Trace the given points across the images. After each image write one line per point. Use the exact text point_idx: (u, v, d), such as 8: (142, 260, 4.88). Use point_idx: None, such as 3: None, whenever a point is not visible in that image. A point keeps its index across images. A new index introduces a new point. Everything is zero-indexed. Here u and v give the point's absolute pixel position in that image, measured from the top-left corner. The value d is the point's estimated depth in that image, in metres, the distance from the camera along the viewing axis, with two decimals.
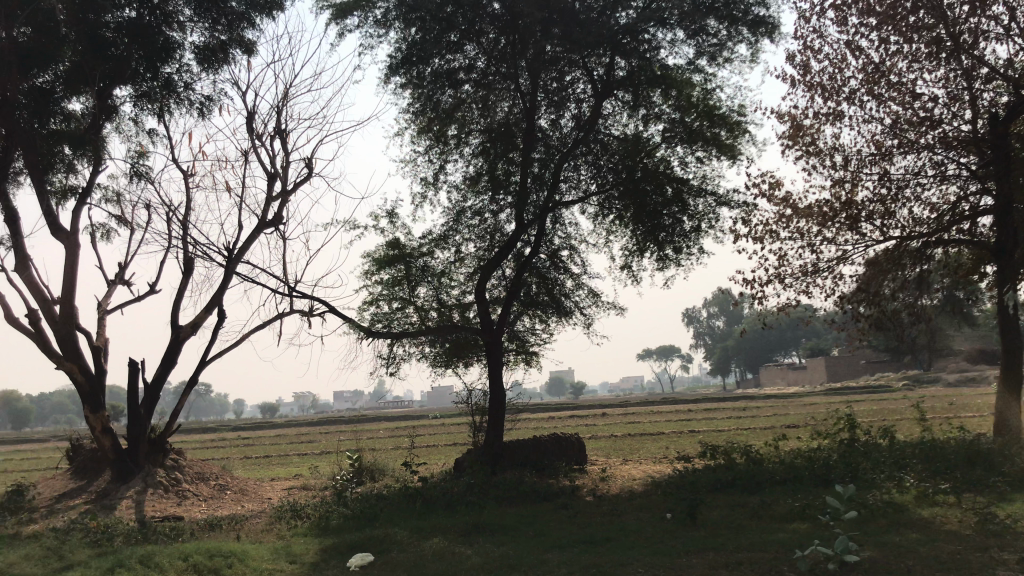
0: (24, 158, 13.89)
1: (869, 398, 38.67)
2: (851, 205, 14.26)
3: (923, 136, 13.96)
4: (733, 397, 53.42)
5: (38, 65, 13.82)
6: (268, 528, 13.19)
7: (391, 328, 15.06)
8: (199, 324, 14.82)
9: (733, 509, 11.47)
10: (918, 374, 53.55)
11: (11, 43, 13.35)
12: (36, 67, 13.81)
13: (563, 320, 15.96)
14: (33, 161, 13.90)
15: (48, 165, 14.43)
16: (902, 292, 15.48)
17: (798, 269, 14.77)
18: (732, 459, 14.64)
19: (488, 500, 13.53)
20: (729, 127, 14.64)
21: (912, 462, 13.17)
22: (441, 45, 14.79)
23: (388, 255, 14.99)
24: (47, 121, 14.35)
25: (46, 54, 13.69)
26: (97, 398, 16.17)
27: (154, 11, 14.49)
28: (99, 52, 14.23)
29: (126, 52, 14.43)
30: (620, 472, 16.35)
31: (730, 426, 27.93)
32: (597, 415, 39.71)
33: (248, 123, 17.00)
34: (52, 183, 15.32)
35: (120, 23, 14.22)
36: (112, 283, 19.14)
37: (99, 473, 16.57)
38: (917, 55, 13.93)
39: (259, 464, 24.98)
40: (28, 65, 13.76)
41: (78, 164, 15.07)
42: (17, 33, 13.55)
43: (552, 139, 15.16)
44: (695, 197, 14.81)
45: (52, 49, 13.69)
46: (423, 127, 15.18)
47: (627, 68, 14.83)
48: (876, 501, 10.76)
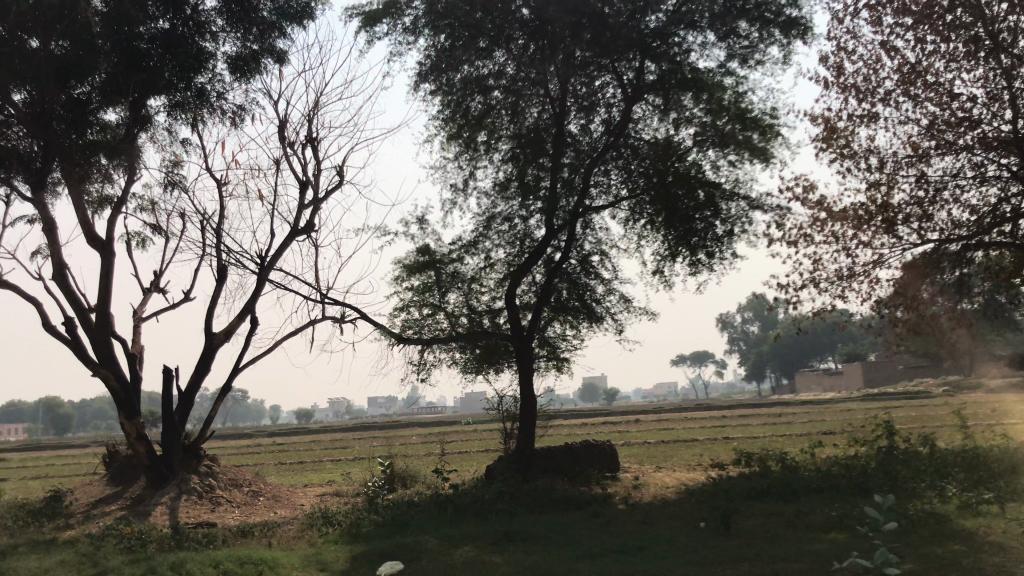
0: (61, 169, 14.01)
1: (908, 404, 37.93)
2: (887, 208, 13.98)
3: (962, 137, 13.64)
4: (769, 403, 52.77)
5: (76, 77, 13.95)
6: (300, 535, 13.21)
7: (422, 335, 15.04)
8: (232, 331, 14.91)
9: (769, 518, 11.26)
10: (958, 380, 52.48)
11: (48, 56, 13.49)
12: (72, 79, 13.95)
13: (594, 326, 15.81)
14: (69, 171, 14.00)
15: (85, 175, 14.55)
16: (942, 296, 15.13)
17: (834, 273, 14.52)
18: (767, 467, 14.39)
19: (519, 508, 13.43)
20: (761, 131, 14.44)
21: (953, 471, 12.84)
22: (470, 51, 14.77)
23: (418, 261, 14.99)
24: (84, 132, 14.46)
25: (83, 67, 13.83)
26: (132, 404, 16.32)
27: (187, 22, 14.62)
28: (134, 63, 14.46)
29: (160, 62, 14.65)
30: (653, 480, 16.15)
31: (766, 433, 27.56)
32: (629, 422, 39.43)
33: (279, 132, 17.09)
34: (89, 194, 15.51)
35: (154, 33, 14.47)
36: (146, 291, 19.35)
37: (134, 479, 16.73)
38: (955, 55, 13.63)
39: (293, 471, 25.13)
40: (65, 77, 13.90)
41: (114, 174, 15.15)
42: (54, 46, 13.65)
43: (582, 144, 15.06)
44: (727, 201, 14.61)
45: (88, 61, 13.80)
46: (452, 133, 15.16)
47: (657, 72, 14.71)
48: (916, 511, 10.50)
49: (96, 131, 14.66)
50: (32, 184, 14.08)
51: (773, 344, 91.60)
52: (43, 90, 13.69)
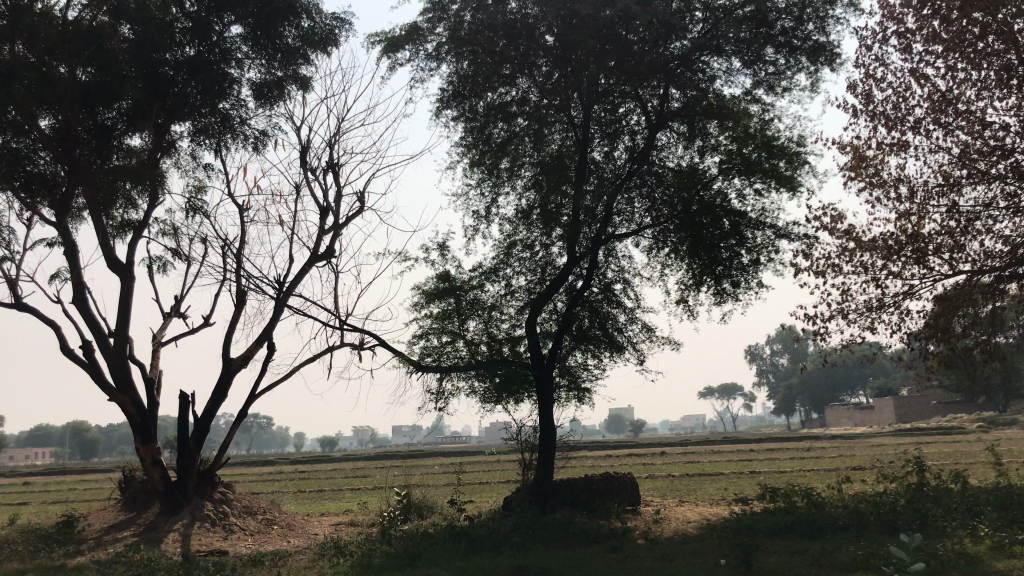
0: (84, 195, 13.87)
1: (941, 441, 37.00)
2: (918, 238, 13.56)
3: (995, 166, 13.25)
4: (797, 436, 51.81)
5: (103, 103, 14.05)
6: (310, 565, 12.92)
7: (440, 363, 14.76)
8: (249, 356, 14.76)
9: (792, 556, 10.81)
10: (993, 416, 51.19)
11: (73, 82, 13.56)
12: (99, 105, 14.03)
13: (616, 356, 15.44)
14: (92, 198, 13.89)
15: (109, 200, 14.53)
16: (974, 329, 14.62)
17: (862, 304, 14.09)
18: (792, 502, 13.89)
19: (534, 541, 13.04)
20: (788, 159, 14.09)
21: (987, 510, 12.29)
22: (494, 78, 14.68)
23: (438, 288, 14.79)
24: (109, 157, 14.48)
25: (109, 92, 13.88)
26: (148, 429, 16.19)
27: (215, 49, 14.79)
28: (160, 90, 14.34)
29: (186, 88, 14.54)
30: (674, 514, 15.67)
31: (793, 467, 26.92)
32: (654, 454, 38.83)
33: (302, 157, 17.13)
34: (111, 218, 15.51)
35: (179, 60, 14.41)
36: (167, 316, 19.35)
37: (149, 505, 16.54)
38: (987, 83, 13.28)
39: (312, 499, 24.89)
40: (92, 103, 13.99)
41: (137, 198, 15.20)
42: (80, 72, 13.77)
43: (605, 171, 14.69)
44: (753, 230, 14.26)
45: (115, 86, 13.85)
46: (474, 159, 15.00)
47: (682, 100, 14.51)
48: (946, 551, 10.02)
49: (121, 156, 14.75)
50: (57, 209, 14.14)
51: (801, 377, 90.23)
52: (68, 116, 13.59)
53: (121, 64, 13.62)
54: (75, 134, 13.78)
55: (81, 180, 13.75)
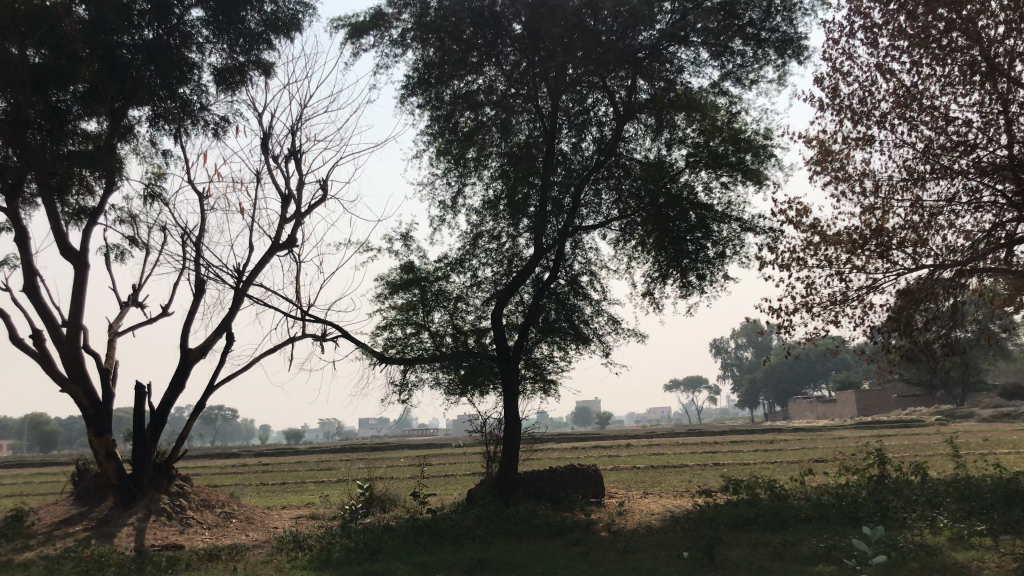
0: (37, 181, 13.43)
1: (901, 433, 37.54)
2: (882, 232, 13.59)
3: (958, 161, 13.31)
4: (761, 429, 52.25)
5: (57, 85, 13.52)
6: (268, 559, 12.65)
7: (404, 355, 14.51)
8: (207, 347, 14.38)
9: (754, 548, 10.78)
10: (951, 409, 52.06)
11: (25, 63, 12.99)
12: (52, 88, 13.47)
13: (582, 348, 15.29)
14: (45, 184, 13.45)
15: (63, 186, 14.05)
16: (936, 323, 14.69)
17: (826, 298, 14.09)
18: (755, 494, 13.88)
19: (497, 534, 12.88)
20: (754, 152, 14.02)
21: (946, 501, 12.36)
22: (461, 67, 14.43)
23: (403, 278, 14.53)
24: (64, 142, 13.94)
25: (62, 74, 13.33)
26: (103, 421, 15.76)
27: (175, 32, 14.38)
28: (116, 73, 13.91)
29: (145, 72, 14.14)
30: (638, 507, 15.61)
31: (756, 460, 27.06)
32: (620, 446, 38.92)
33: (263, 144, 16.75)
34: (65, 204, 15.02)
35: (138, 44, 13.95)
36: (124, 305, 18.86)
37: (103, 499, 16.12)
38: (951, 79, 13.33)
39: (273, 492, 24.52)
40: (46, 85, 13.45)
41: (95, 184, 14.74)
42: (33, 54, 13.17)
43: (573, 163, 14.62)
44: (719, 223, 14.19)
45: (68, 69, 13.29)
46: (440, 148, 14.75)
47: (650, 91, 14.34)
48: (907, 543, 10.02)
49: (78, 141, 14.11)
50: (9, 195, 13.62)
51: (765, 371, 91.17)
52: (20, 99, 13.06)
53: (75, 45, 13.15)
54: (28, 118, 13.26)
55: (33, 165, 13.28)
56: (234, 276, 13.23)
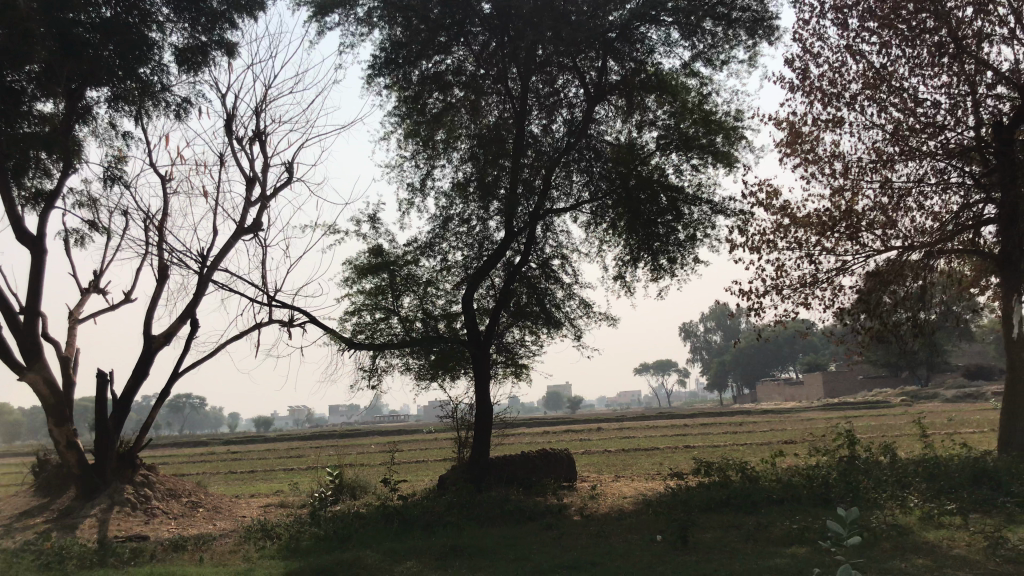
0: None
1: (868, 414, 38.00)
2: (852, 214, 13.55)
3: (926, 143, 13.30)
4: (731, 411, 52.65)
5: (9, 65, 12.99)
6: (235, 549, 12.39)
7: (374, 340, 14.25)
8: (171, 333, 14.00)
9: (727, 531, 10.70)
10: (916, 389, 52.89)
11: None
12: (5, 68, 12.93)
13: (553, 332, 15.14)
14: None
15: (18, 170, 13.55)
16: (904, 304, 14.72)
17: (796, 280, 14.05)
18: (727, 476, 13.85)
19: (468, 520, 12.71)
20: (725, 134, 13.91)
21: (916, 481, 12.41)
22: (429, 47, 14.10)
23: (371, 262, 14.25)
24: (18, 124, 13.42)
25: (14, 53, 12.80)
26: (63, 411, 15.33)
27: (133, 10, 13.87)
28: (72, 52, 13.39)
29: (102, 52, 13.65)
30: (611, 490, 15.53)
31: (726, 442, 27.15)
32: (591, 430, 38.98)
33: (227, 126, 16.33)
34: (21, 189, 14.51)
35: (95, 22, 13.44)
36: (84, 291, 18.35)
37: (64, 490, 15.70)
38: (919, 61, 13.31)
39: (241, 480, 24.14)
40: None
41: (52, 168, 14.24)
42: None
43: (543, 145, 14.40)
44: (690, 206, 14.08)
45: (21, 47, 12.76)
46: (408, 130, 14.43)
47: (620, 72, 14.18)
48: (879, 523, 10.00)
49: (34, 124, 13.54)
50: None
51: (733, 354, 91.98)
52: None
53: (28, 23, 12.62)
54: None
55: None
56: (197, 260, 12.85)
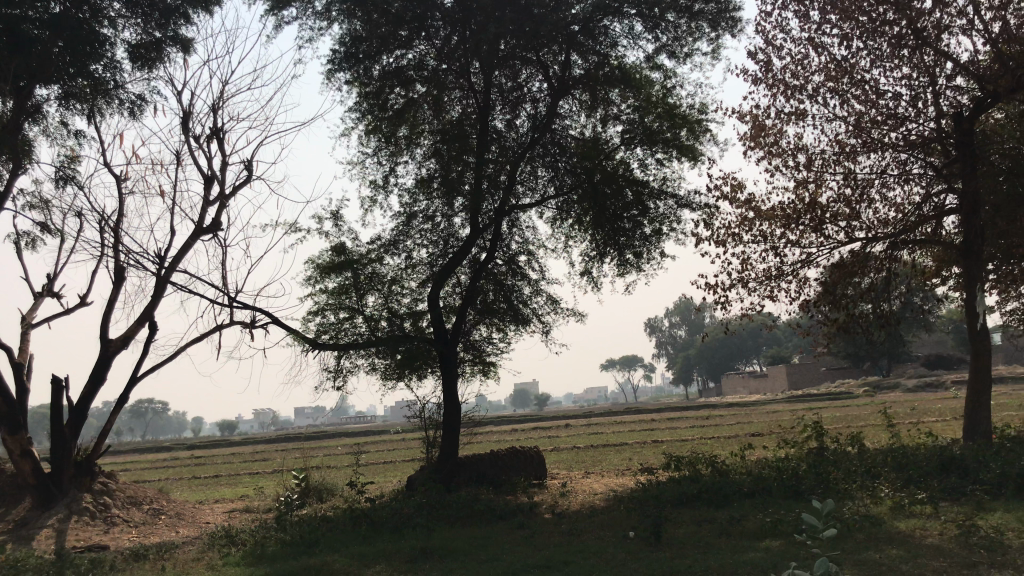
0: None
1: (833, 405, 38.31)
2: (816, 206, 13.52)
3: (888, 135, 13.32)
4: (697, 405, 52.92)
5: None
6: (198, 557, 12.03)
7: (338, 340, 13.94)
8: (129, 337, 13.56)
9: (700, 526, 10.60)
10: (878, 380, 53.55)
11: None
12: None
13: (521, 329, 14.94)
14: None
15: None
16: (869, 295, 14.74)
17: (762, 273, 13.98)
18: (697, 470, 13.75)
19: (437, 521, 12.48)
20: (689, 127, 13.83)
21: (885, 471, 12.42)
22: (390, 41, 13.81)
23: (334, 261, 13.95)
24: None
25: None
26: (16, 420, 14.78)
27: (83, 5, 13.29)
28: (20, 49, 12.88)
29: (52, 48, 13.14)
30: (581, 487, 15.38)
31: (694, 436, 27.16)
32: (559, 427, 38.80)
33: (183, 123, 15.88)
34: None
35: (44, 18, 12.94)
36: (38, 295, 17.78)
37: (20, 500, 15.17)
38: (880, 54, 13.32)
39: (204, 486, 23.62)
40: None
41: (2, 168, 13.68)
42: None
43: (507, 140, 14.20)
44: (655, 200, 13.96)
45: None
46: (370, 126, 14.15)
47: (584, 66, 13.99)
48: (852, 514, 9.96)
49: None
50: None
51: (698, 348, 92.54)
52: None
53: None
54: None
55: None
56: (155, 261, 12.45)
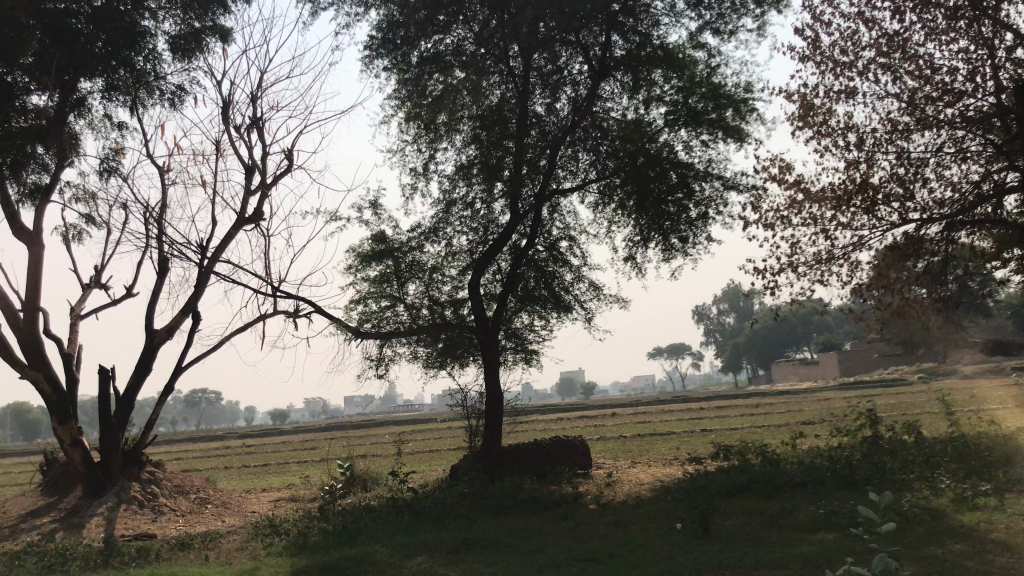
0: None
1: (887, 392, 37.21)
2: (868, 187, 12.94)
3: (944, 111, 12.68)
4: (747, 393, 52.03)
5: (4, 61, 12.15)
6: (243, 546, 12.00)
7: (380, 329, 13.77)
8: (174, 327, 13.57)
9: (751, 518, 10.21)
10: (934, 367, 52.05)
11: None
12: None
13: (563, 316, 14.65)
14: None
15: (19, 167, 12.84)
16: (926, 279, 14.11)
17: (812, 256, 13.42)
18: (747, 460, 13.33)
19: (480, 512, 12.27)
20: (735, 107, 13.33)
21: (946, 461, 11.87)
22: (428, 27, 13.55)
23: (374, 249, 13.76)
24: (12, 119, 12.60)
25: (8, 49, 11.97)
26: (65, 409, 14.92)
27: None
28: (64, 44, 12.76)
29: (96, 43, 12.98)
30: (626, 477, 15.05)
31: (743, 425, 26.56)
32: (605, 416, 38.40)
33: (223, 114, 15.82)
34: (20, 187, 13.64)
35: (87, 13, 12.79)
36: (85, 287, 17.96)
37: (71, 488, 15.34)
38: (936, 26, 12.68)
39: (252, 475, 23.78)
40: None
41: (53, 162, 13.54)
42: None
43: (547, 125, 13.88)
44: (701, 182, 13.50)
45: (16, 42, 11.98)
46: (409, 113, 13.87)
47: (625, 47, 13.57)
48: (912, 506, 9.49)
49: (29, 119, 12.84)
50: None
51: (747, 335, 91.10)
52: None
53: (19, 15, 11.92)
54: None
55: None
56: (197, 252, 12.39)
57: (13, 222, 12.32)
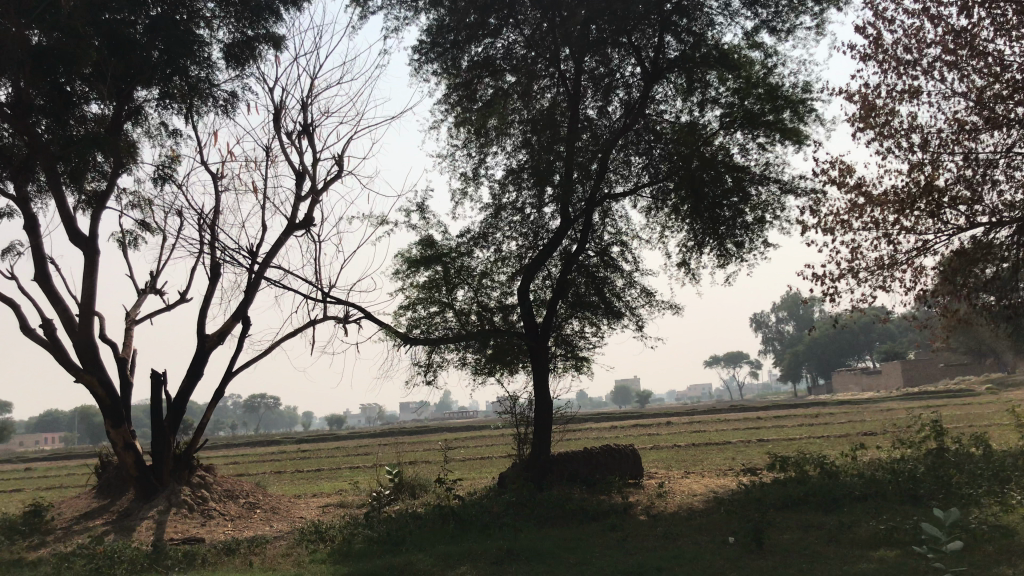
0: (46, 174, 12.26)
1: (953, 403, 35.83)
2: (932, 189, 12.33)
3: (1014, 110, 12.01)
4: (807, 403, 50.75)
5: (64, 70, 12.19)
6: (287, 552, 11.91)
7: (429, 335, 13.60)
8: (224, 332, 13.58)
9: (807, 532, 9.73)
10: (1004, 377, 50.07)
11: (27, 47, 11.80)
12: (60, 72, 12.21)
13: (614, 323, 14.30)
14: (54, 176, 12.24)
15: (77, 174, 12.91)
16: (996, 285, 13.37)
17: (873, 262, 12.83)
18: (804, 472, 12.79)
19: (526, 521, 11.99)
20: (793, 108, 12.83)
21: (1017, 475, 11.20)
22: (478, 31, 13.42)
23: (423, 254, 13.60)
24: (70, 128, 12.73)
25: (67, 58, 12.04)
26: (119, 412, 15.02)
27: (180, 7, 13.00)
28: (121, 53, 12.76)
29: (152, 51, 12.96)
30: (678, 488, 14.58)
31: (803, 435, 25.78)
32: (659, 424, 37.76)
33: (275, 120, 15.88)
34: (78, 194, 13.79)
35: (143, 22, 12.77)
36: (142, 292, 18.23)
37: (124, 491, 15.48)
38: (1006, 20, 12.03)
39: (304, 480, 23.89)
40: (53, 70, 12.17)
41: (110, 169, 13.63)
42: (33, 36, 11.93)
43: (598, 128, 13.57)
44: (757, 186, 13.04)
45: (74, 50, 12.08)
46: (459, 118, 13.78)
47: (679, 48, 13.17)
48: (980, 524, 8.93)
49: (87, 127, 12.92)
50: (18, 182, 12.68)
51: (806, 344, 89.04)
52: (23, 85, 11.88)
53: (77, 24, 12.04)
54: (30, 102, 12.20)
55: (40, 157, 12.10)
56: (248, 258, 12.34)
57: (71, 228, 12.42)
